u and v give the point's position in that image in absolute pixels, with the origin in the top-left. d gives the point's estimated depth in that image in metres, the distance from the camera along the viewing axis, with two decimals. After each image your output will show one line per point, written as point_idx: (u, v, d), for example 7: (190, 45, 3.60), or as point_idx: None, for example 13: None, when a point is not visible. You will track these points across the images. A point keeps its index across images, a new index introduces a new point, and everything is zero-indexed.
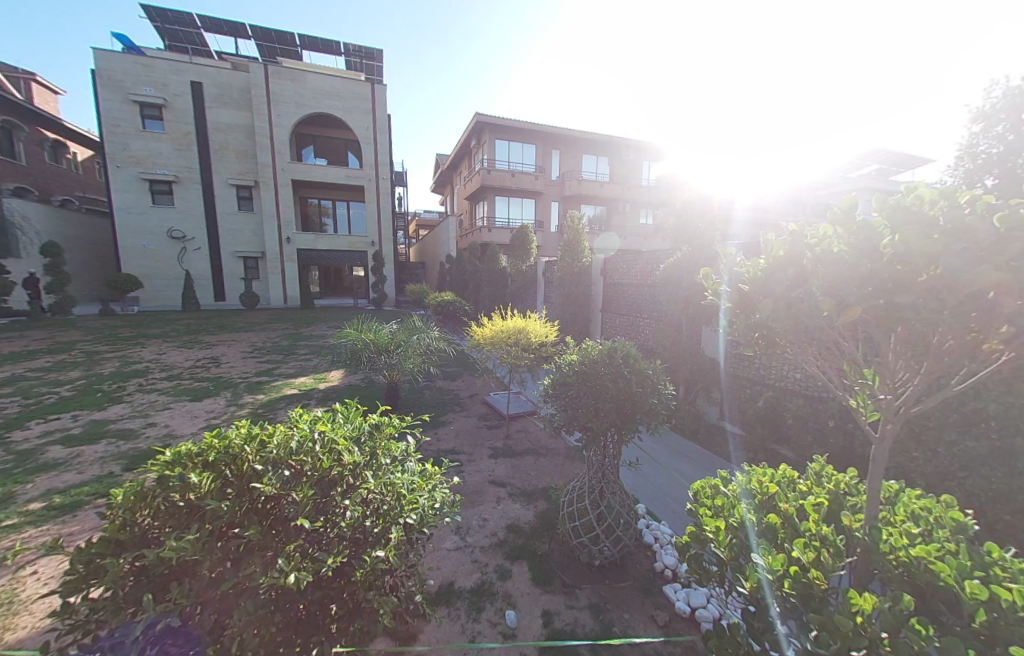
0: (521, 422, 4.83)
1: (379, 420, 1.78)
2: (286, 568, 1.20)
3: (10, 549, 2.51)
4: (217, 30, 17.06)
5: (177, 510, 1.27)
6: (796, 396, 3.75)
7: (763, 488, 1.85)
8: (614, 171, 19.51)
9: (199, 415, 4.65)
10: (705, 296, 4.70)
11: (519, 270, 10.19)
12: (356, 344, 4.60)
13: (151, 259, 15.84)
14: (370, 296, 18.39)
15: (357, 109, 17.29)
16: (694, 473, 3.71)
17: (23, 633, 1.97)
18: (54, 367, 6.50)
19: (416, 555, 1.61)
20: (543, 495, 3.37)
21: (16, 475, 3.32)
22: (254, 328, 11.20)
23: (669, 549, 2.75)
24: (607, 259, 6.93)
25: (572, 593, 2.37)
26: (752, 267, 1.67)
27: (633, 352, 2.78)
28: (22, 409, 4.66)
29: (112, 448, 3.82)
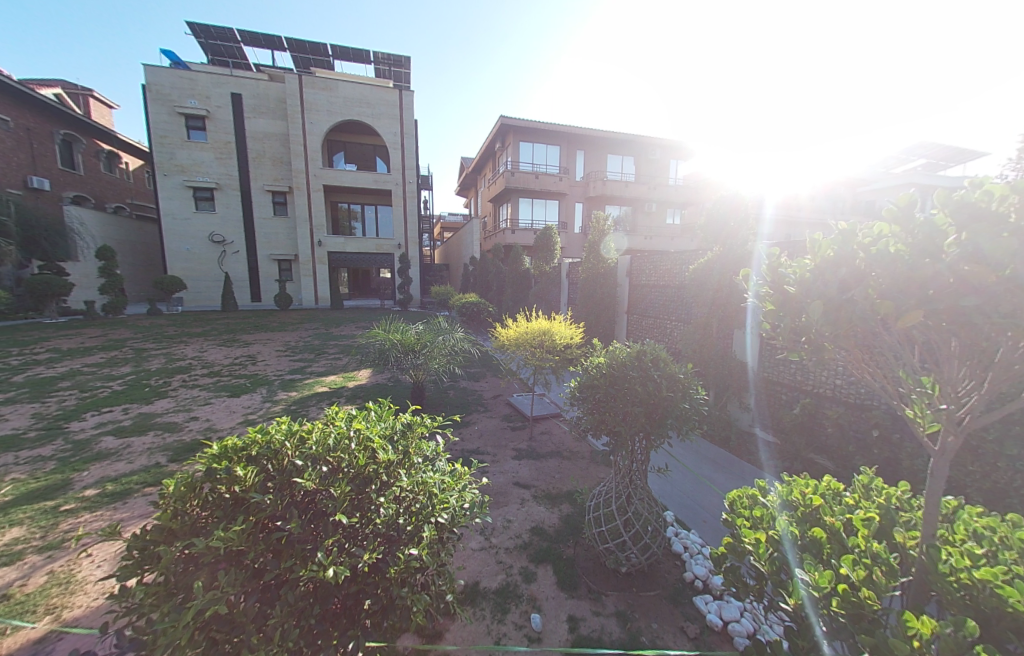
0: (545, 424, 4.81)
1: (411, 419, 1.81)
2: (325, 562, 1.23)
3: (71, 532, 2.71)
4: (256, 44, 17.92)
5: (224, 502, 1.33)
6: (838, 404, 3.56)
7: (805, 499, 1.76)
8: (639, 170, 19.20)
9: (237, 410, 4.88)
10: (736, 296, 4.57)
11: (542, 271, 10.17)
12: (384, 344, 4.71)
13: (192, 262, 16.76)
14: (396, 297, 18.81)
15: (385, 115, 17.75)
16: (725, 481, 3.59)
17: (80, 611, 2.12)
18: (108, 362, 6.99)
19: (447, 554, 1.61)
20: (568, 498, 3.34)
21: (73, 463, 3.58)
22: (287, 327, 11.70)
23: (701, 559, 2.66)
24: (634, 259, 6.80)
25: (598, 600, 2.33)
26: (797, 267, 1.60)
27: (663, 355, 2.72)
28: (80, 401, 5.02)
29: (158, 440, 4.07)
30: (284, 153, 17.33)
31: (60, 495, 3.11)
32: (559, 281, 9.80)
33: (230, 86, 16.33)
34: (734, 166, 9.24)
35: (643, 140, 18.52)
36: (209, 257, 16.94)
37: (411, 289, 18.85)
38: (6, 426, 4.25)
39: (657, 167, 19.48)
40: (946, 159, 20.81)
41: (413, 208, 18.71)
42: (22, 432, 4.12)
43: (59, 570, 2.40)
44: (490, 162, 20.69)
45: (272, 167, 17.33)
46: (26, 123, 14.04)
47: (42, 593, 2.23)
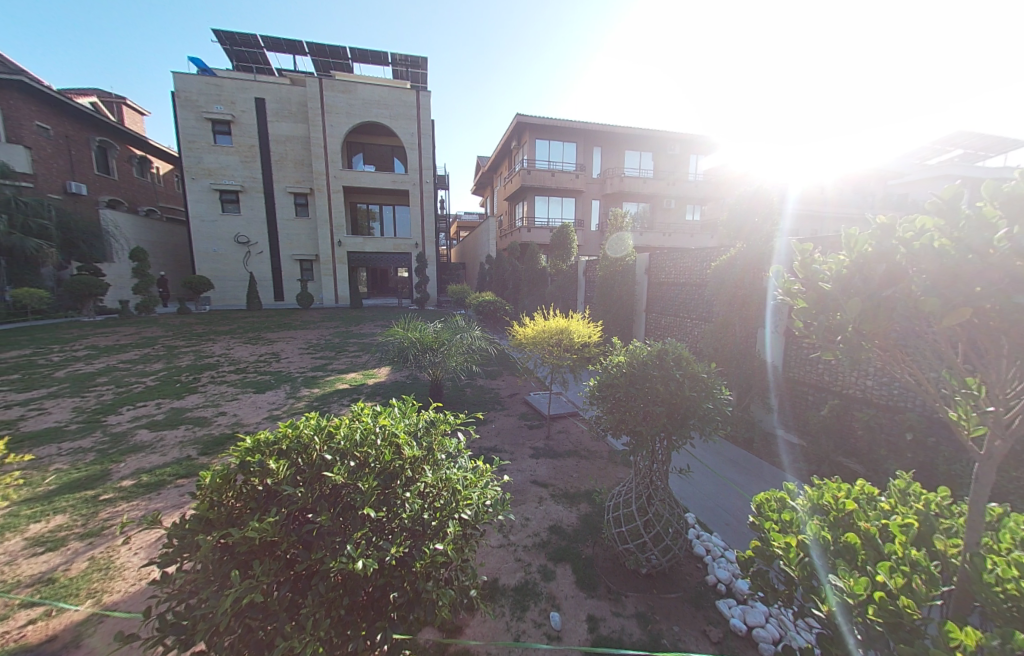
0: (563, 423, 4.79)
1: (434, 416, 1.83)
2: (354, 554, 1.25)
3: (111, 520, 2.85)
4: (278, 49, 18.37)
5: (258, 494, 1.38)
6: (869, 406, 3.42)
7: (837, 504, 1.70)
8: (657, 166, 18.89)
9: (262, 406, 5.03)
10: (758, 294, 4.46)
11: (559, 270, 10.12)
12: (404, 342, 4.78)
13: (218, 262, 17.32)
14: (413, 296, 19.05)
15: (402, 116, 17.97)
16: (750, 484, 3.50)
17: (119, 596, 2.23)
18: (141, 359, 7.29)
19: (470, 550, 1.62)
20: (586, 497, 3.31)
21: (110, 455, 3.75)
22: (308, 325, 11.97)
23: (724, 562, 2.60)
24: (652, 256, 6.69)
25: (618, 600, 2.31)
26: (831, 264, 1.55)
27: (685, 354, 2.67)
28: (116, 396, 5.25)
29: (189, 433, 4.23)
30: (305, 155, 17.74)
31: (100, 485, 3.28)
32: (576, 280, 9.73)
33: (253, 91, 16.78)
34: (758, 159, 9.01)
35: (661, 135, 18.21)
36: (234, 257, 17.48)
37: (427, 288, 19.02)
38: (50, 419, 4.49)
39: (676, 163, 19.14)
40: (987, 149, 19.78)
41: (429, 208, 18.88)
42: (64, 425, 4.34)
43: (99, 556, 2.53)
44: (506, 161, 20.70)
45: (293, 170, 17.77)
46: (65, 131, 14.79)
47: (85, 578, 2.35)
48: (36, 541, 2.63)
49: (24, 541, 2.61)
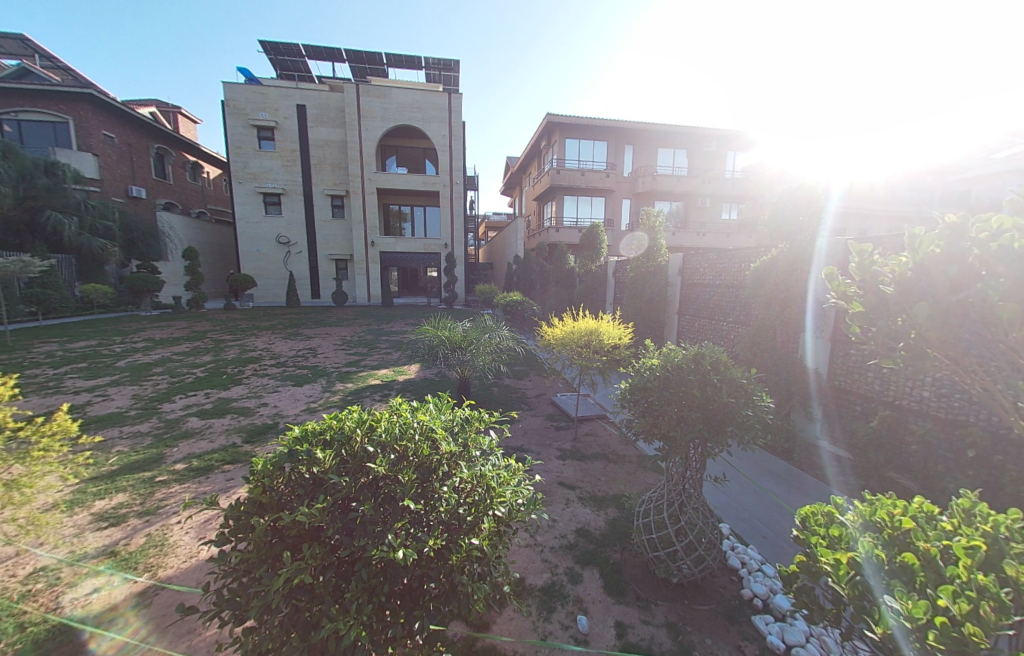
0: (590, 425, 4.75)
1: (469, 414, 1.86)
2: (395, 544, 1.28)
3: (165, 501, 3.07)
4: (318, 57, 19.14)
5: (304, 481, 1.44)
6: (925, 418, 3.18)
7: (893, 521, 1.57)
8: (691, 164, 18.36)
9: (300, 398, 5.27)
10: (802, 296, 4.24)
11: (588, 270, 10.00)
12: (434, 340, 4.89)
13: (259, 262, 18.27)
14: (442, 295, 19.37)
15: (434, 118, 18.32)
16: (792, 497, 3.34)
17: (173, 571, 2.40)
18: (191, 351, 7.82)
19: (503, 547, 1.63)
20: (614, 501, 3.26)
21: (165, 439, 4.05)
22: (342, 322, 12.42)
23: (761, 577, 2.50)
24: (686, 257, 6.54)
25: (647, 608, 2.26)
26: (894, 266, 1.48)
27: (724, 359, 2.57)
28: (170, 385, 5.65)
29: (234, 422, 4.49)
30: (342, 159, 18.42)
31: (155, 467, 3.53)
32: (605, 280, 9.63)
33: (295, 98, 17.61)
34: (802, 155, 8.61)
35: (696, 131, 17.67)
36: (273, 257, 18.38)
37: (455, 288, 19.31)
38: (113, 405, 4.87)
39: (710, 160, 18.54)
40: None
41: (458, 208, 19.16)
42: (125, 410, 4.71)
43: (155, 533, 2.73)
44: (535, 161, 20.72)
45: (331, 173, 18.48)
46: (128, 139, 16.06)
47: (142, 552, 2.55)
48: (100, 516, 2.87)
49: (90, 516, 2.86)
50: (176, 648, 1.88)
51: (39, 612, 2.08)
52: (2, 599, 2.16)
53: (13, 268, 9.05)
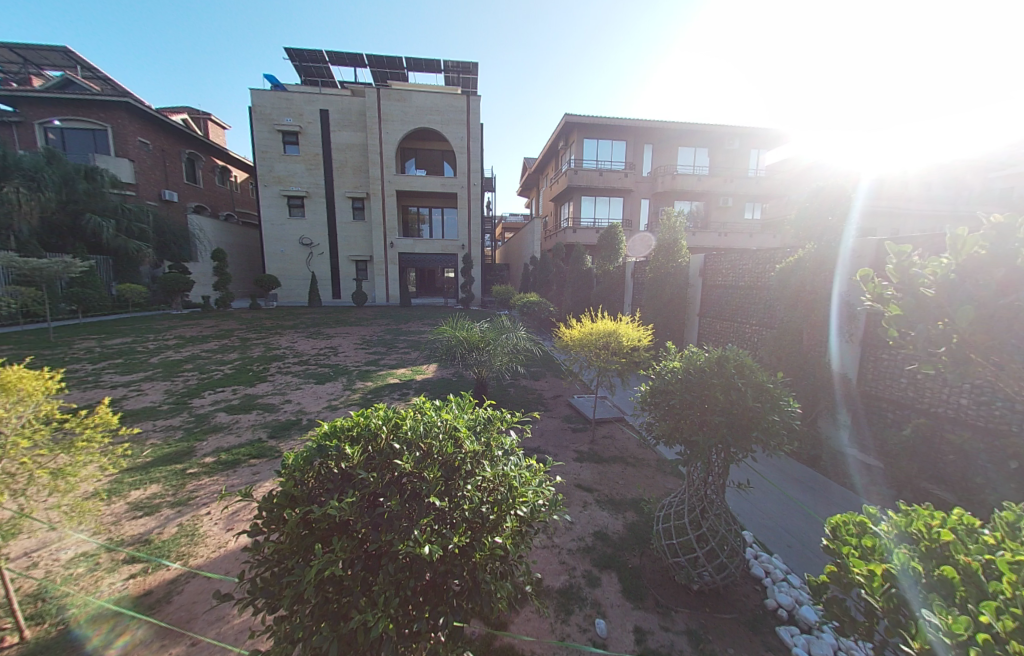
0: (608, 428, 4.71)
1: (491, 413, 1.88)
2: (421, 539, 1.30)
3: (195, 493, 3.19)
4: (340, 62, 19.57)
5: (334, 476, 1.48)
6: (963, 427, 3.02)
7: (931, 533, 1.49)
8: (712, 163, 18.00)
9: (322, 396, 5.40)
10: (829, 298, 4.10)
11: (606, 271, 9.92)
12: (452, 340, 4.94)
13: (283, 262, 18.80)
14: (459, 296, 19.54)
15: (453, 121, 18.51)
16: (820, 506, 3.23)
17: (203, 560, 2.50)
18: (219, 349, 8.11)
19: (525, 547, 1.63)
20: (633, 505, 3.22)
21: (195, 433, 4.21)
22: (362, 322, 12.66)
23: (786, 587, 2.43)
24: (708, 258, 6.44)
25: (667, 614, 2.23)
26: (935, 267, 1.45)
27: (749, 362, 2.52)
28: (200, 381, 5.88)
29: (260, 418, 4.64)
30: (363, 162, 18.79)
31: (186, 459, 3.68)
32: (623, 281, 9.55)
33: (319, 103, 18.06)
34: (832, 151, 8.37)
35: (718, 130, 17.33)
36: (296, 258, 18.89)
37: (472, 288, 19.45)
38: (147, 400, 5.09)
39: (733, 158, 18.14)
40: None
41: (476, 209, 19.31)
42: (158, 405, 4.91)
43: (186, 523, 2.84)
44: (552, 162, 20.66)
45: (352, 176, 18.87)
46: (161, 145, 16.77)
47: (175, 541, 2.66)
48: (136, 505, 3.01)
49: (126, 505, 3.00)
50: (206, 634, 1.96)
51: (81, 595, 2.20)
52: (48, 581, 2.29)
53: (56, 269, 9.60)
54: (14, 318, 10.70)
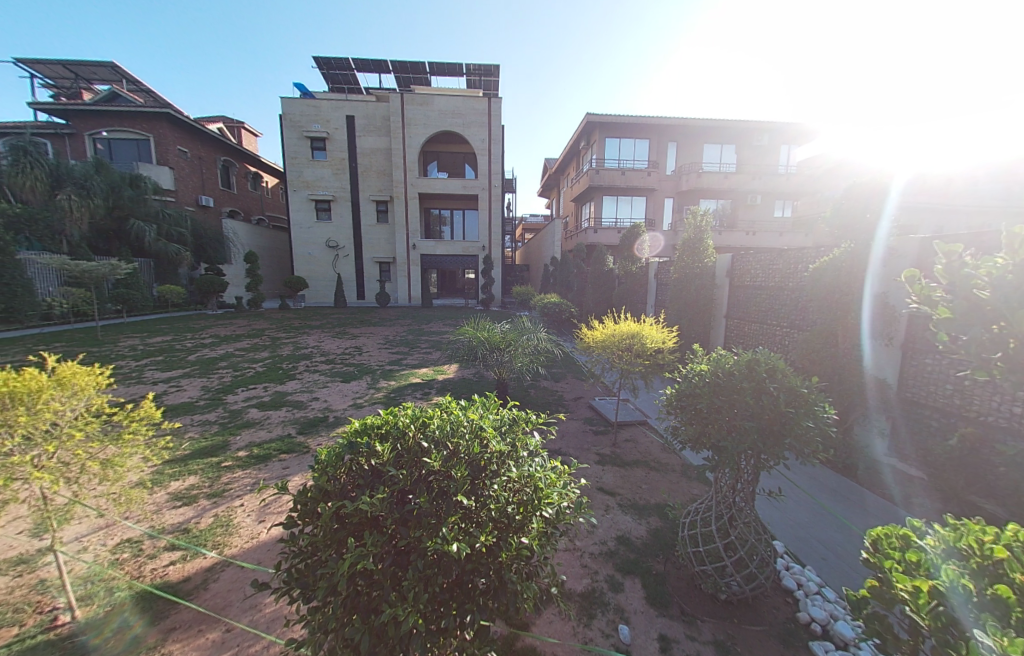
0: (630, 431, 4.64)
1: (516, 414, 1.88)
2: (449, 537, 1.32)
3: (229, 485, 3.34)
4: (365, 69, 20.06)
5: (365, 472, 1.52)
6: (1016, 438, 2.83)
7: (983, 549, 1.37)
8: (740, 160, 17.52)
9: (348, 394, 5.54)
10: (868, 299, 3.91)
11: (628, 271, 9.80)
12: (474, 341, 4.99)
13: (311, 264, 19.43)
14: (479, 297, 19.70)
15: (474, 123, 18.67)
16: (858, 517, 3.09)
17: (236, 550, 2.61)
18: (251, 347, 8.46)
19: (550, 548, 1.62)
20: (657, 511, 3.16)
21: (229, 428, 4.41)
22: (384, 322, 12.91)
23: (819, 601, 2.32)
24: (736, 258, 6.27)
25: (693, 624, 2.18)
26: (990, 267, 1.37)
27: (781, 366, 2.43)
28: (234, 378, 6.16)
29: (289, 414, 4.81)
30: (387, 165, 19.22)
31: (221, 453, 3.86)
32: (646, 281, 9.38)
33: (345, 109, 18.57)
34: (870, 145, 8.00)
35: (745, 125, 16.87)
36: (322, 260, 19.49)
37: (492, 288, 19.58)
38: (185, 395, 5.37)
39: (761, 155, 17.59)
40: None
41: (496, 210, 19.41)
42: (195, 400, 5.17)
43: (221, 513, 2.98)
44: (573, 162, 20.57)
45: (376, 179, 19.31)
46: (198, 153, 17.63)
47: (211, 531, 2.79)
48: (176, 495, 3.17)
49: (167, 495, 3.17)
50: (240, 621, 2.05)
51: (125, 579, 2.34)
52: (96, 565, 2.44)
53: (104, 270, 10.23)
54: (66, 317, 11.48)
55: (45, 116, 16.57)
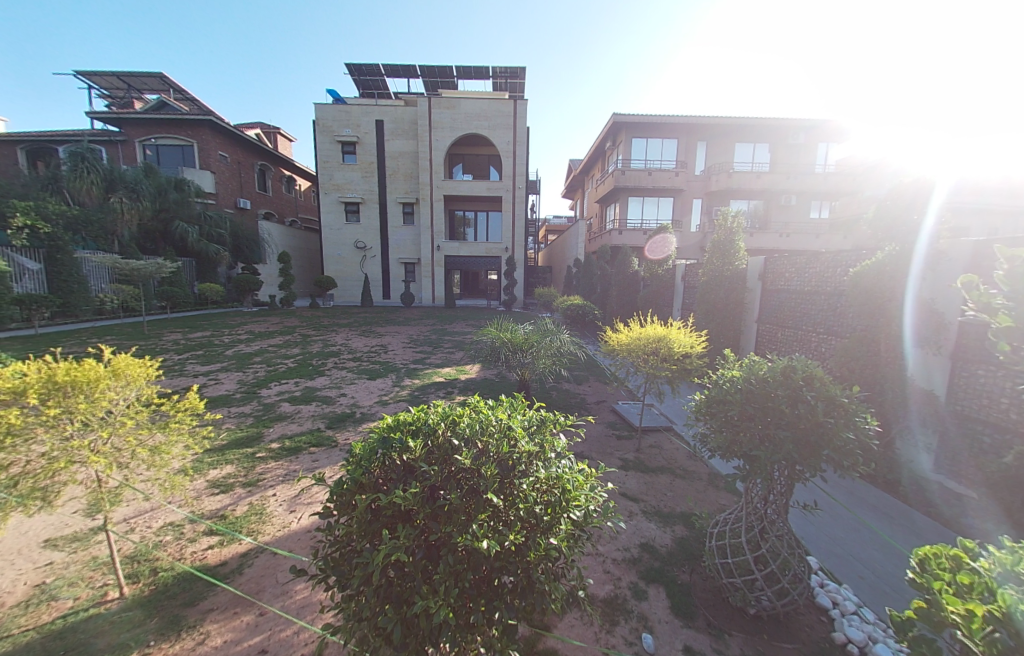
0: (655, 437, 4.57)
1: (544, 415, 1.89)
2: (479, 534, 1.35)
3: (263, 475, 3.49)
4: (395, 75, 20.52)
5: (397, 466, 1.56)
6: None
7: None
8: (774, 159, 16.91)
9: (374, 391, 5.70)
10: (918, 306, 3.67)
11: (654, 272, 9.64)
12: (497, 341, 5.03)
13: (340, 264, 20.04)
14: (501, 298, 19.83)
15: (500, 126, 18.81)
16: (903, 536, 2.91)
17: (269, 537, 2.73)
18: (283, 344, 8.81)
19: (577, 551, 1.62)
20: (682, 519, 3.09)
21: (263, 420, 4.61)
22: (409, 322, 13.17)
23: (857, 621, 2.21)
24: (769, 260, 6.07)
25: (720, 637, 2.11)
26: None
27: (819, 373, 2.33)
28: (267, 373, 6.43)
29: (318, 409, 4.99)
30: (414, 168, 19.61)
31: (256, 444, 4.04)
32: (673, 284, 9.20)
33: (375, 114, 19.10)
34: (920, 143, 7.58)
35: (780, 123, 16.28)
36: (350, 260, 20.07)
37: (515, 290, 19.65)
38: (224, 388, 5.65)
39: (796, 154, 16.94)
40: None
41: (520, 212, 19.46)
42: (232, 393, 5.44)
43: (255, 502, 3.12)
44: (598, 163, 20.41)
45: (403, 182, 19.72)
46: (237, 157, 18.53)
47: (246, 518, 2.92)
48: (214, 483, 3.35)
49: (206, 482, 3.35)
50: (272, 606, 2.14)
51: (168, 560, 2.49)
52: (142, 545, 2.61)
53: (150, 269, 10.88)
54: (116, 312, 12.31)
55: (101, 124, 17.79)
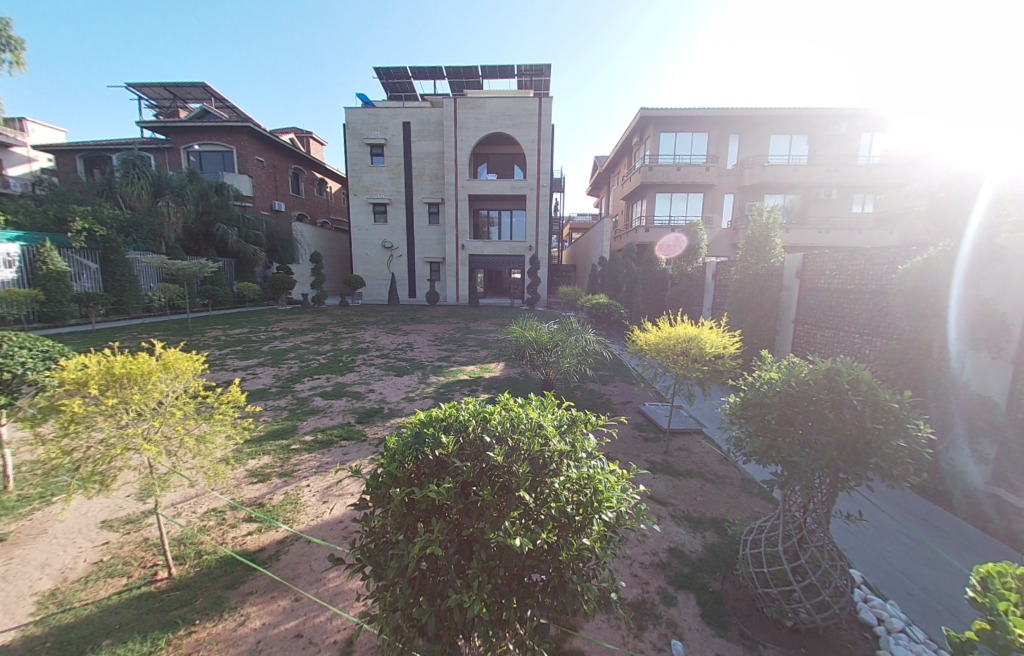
0: (683, 439, 4.46)
1: (574, 414, 1.86)
2: (512, 531, 1.36)
3: (297, 466, 3.64)
4: (422, 76, 20.85)
5: (430, 462, 1.59)
6: None
7: None
8: (812, 151, 16.13)
9: (401, 388, 5.83)
10: (975, 304, 3.39)
11: (683, 270, 9.36)
12: (521, 340, 5.02)
13: (368, 264, 20.59)
14: (524, 297, 19.82)
15: (524, 124, 18.79)
16: (956, 551, 2.74)
17: (304, 526, 2.84)
18: (314, 340, 9.15)
19: (609, 552, 1.60)
20: (713, 525, 3.00)
21: (297, 414, 4.81)
22: (433, 320, 13.39)
23: (905, 640, 2.07)
24: (807, 257, 5.78)
25: (753, 647, 2.04)
26: None
27: (866, 376, 2.19)
28: (301, 368, 6.70)
29: (348, 404, 5.15)
30: (439, 168, 19.89)
31: (290, 436, 4.22)
32: (703, 282, 8.92)
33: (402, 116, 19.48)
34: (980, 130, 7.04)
35: (819, 113, 15.51)
36: (377, 260, 20.60)
37: (538, 289, 19.61)
38: (261, 382, 5.92)
39: (837, 145, 16.09)
40: None
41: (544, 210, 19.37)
42: (269, 387, 5.69)
43: (290, 492, 3.25)
44: (625, 159, 20.04)
45: (429, 182, 20.04)
46: (272, 162, 19.34)
47: (282, 507, 3.05)
48: (253, 472, 3.52)
49: (246, 471, 3.52)
50: (307, 592, 2.23)
51: (212, 544, 2.64)
52: (188, 528, 2.78)
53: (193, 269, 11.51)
54: (163, 309, 13.11)
55: (150, 133, 18.96)
